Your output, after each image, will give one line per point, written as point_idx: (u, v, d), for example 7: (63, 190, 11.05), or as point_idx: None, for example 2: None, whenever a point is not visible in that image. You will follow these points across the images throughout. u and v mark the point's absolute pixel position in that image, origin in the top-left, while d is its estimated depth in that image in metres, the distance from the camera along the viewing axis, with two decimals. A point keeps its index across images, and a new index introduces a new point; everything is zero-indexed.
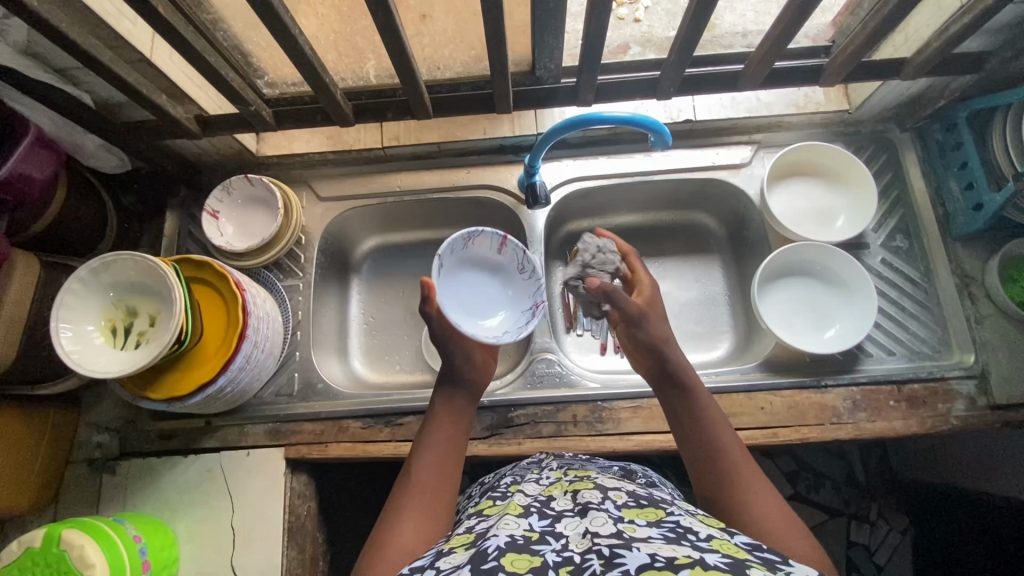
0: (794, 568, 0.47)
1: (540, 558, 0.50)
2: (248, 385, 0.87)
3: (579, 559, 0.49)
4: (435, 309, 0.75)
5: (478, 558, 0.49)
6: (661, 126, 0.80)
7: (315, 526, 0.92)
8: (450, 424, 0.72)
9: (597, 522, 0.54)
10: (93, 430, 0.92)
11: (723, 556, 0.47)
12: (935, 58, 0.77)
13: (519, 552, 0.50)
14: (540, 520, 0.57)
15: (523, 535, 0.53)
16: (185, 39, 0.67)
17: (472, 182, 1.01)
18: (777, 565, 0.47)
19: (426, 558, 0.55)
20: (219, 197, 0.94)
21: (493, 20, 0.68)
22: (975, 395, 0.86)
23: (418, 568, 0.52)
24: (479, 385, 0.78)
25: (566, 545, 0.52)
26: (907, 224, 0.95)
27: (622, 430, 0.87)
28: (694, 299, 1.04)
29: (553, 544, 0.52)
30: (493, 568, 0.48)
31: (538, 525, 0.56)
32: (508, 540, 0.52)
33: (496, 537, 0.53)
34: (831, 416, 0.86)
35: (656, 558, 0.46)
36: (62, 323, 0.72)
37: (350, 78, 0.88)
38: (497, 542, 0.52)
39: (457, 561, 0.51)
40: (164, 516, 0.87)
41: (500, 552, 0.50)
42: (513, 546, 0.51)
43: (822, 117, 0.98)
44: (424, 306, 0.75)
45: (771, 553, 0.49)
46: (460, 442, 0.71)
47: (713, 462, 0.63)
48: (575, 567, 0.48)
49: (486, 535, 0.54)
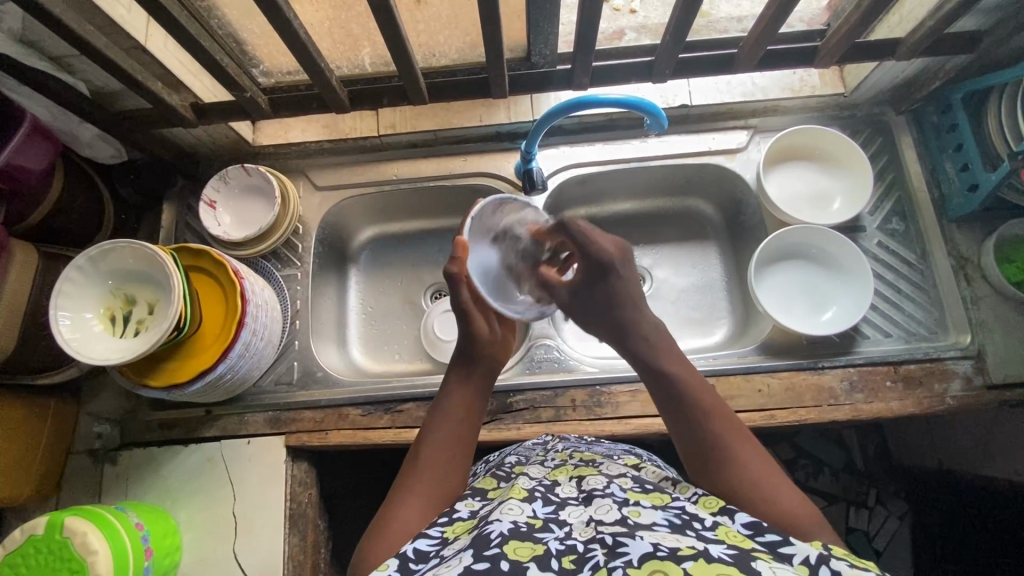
0: (794, 550, 0.48)
1: (543, 547, 0.50)
2: (248, 374, 0.87)
3: (582, 548, 0.49)
4: (460, 270, 0.70)
5: (481, 543, 0.50)
6: (657, 110, 0.80)
7: (316, 513, 0.93)
8: (462, 407, 0.69)
9: (602, 510, 0.54)
10: (92, 421, 0.92)
11: (727, 547, 0.47)
12: (929, 37, 0.77)
13: (522, 540, 0.50)
14: (544, 505, 0.57)
15: (526, 522, 0.53)
16: (180, 25, 0.67)
17: (469, 170, 1.01)
18: (779, 553, 0.48)
19: (431, 541, 0.55)
20: (217, 187, 0.95)
21: (488, 3, 0.68)
22: (971, 374, 0.86)
23: (423, 553, 0.53)
24: (497, 364, 0.75)
25: (569, 533, 0.52)
26: (903, 206, 0.95)
27: (620, 413, 0.87)
28: (691, 285, 1.05)
29: (557, 531, 0.52)
30: (495, 556, 0.48)
31: (542, 511, 0.56)
32: (512, 526, 0.52)
33: (499, 522, 0.53)
34: (828, 398, 0.86)
35: (659, 547, 0.46)
36: (62, 310, 0.72)
37: (346, 66, 0.88)
38: (499, 526, 0.52)
39: (460, 546, 0.52)
40: (165, 505, 0.87)
41: (501, 538, 0.50)
42: (516, 533, 0.51)
43: (818, 101, 0.98)
44: (450, 267, 0.70)
45: (773, 536, 0.50)
46: (471, 426, 0.69)
47: (698, 436, 0.62)
48: (578, 556, 0.49)
49: (488, 517, 0.55)
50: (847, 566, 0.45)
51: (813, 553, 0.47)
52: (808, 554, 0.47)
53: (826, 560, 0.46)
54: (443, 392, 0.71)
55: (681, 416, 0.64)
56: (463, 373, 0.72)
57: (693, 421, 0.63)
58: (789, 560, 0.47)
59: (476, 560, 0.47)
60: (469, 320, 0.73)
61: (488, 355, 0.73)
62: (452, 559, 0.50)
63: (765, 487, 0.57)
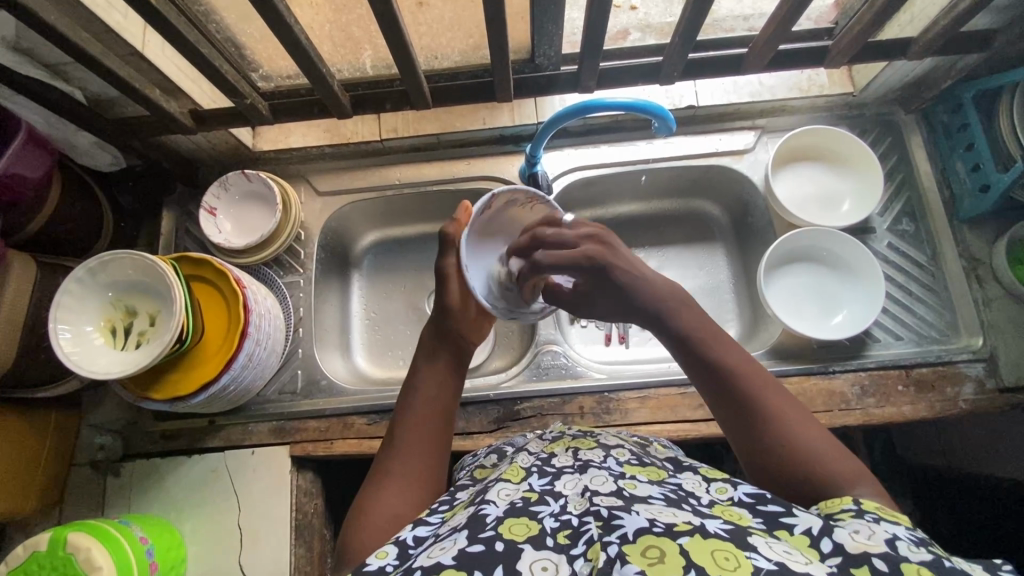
0: (796, 520, 0.47)
1: (539, 524, 0.49)
2: (251, 384, 0.86)
3: (577, 523, 0.48)
4: (454, 229, 0.76)
5: (476, 525, 0.49)
6: (665, 113, 0.79)
7: (321, 523, 0.91)
8: (436, 384, 0.68)
9: (597, 481, 0.53)
10: (94, 432, 0.91)
11: (724, 523, 0.46)
12: (943, 36, 0.76)
13: (518, 517, 0.50)
14: (540, 478, 0.56)
15: (522, 497, 0.52)
16: (178, 32, 0.65)
17: (472, 174, 1.00)
18: (781, 523, 0.47)
19: (430, 527, 0.54)
20: (216, 194, 0.93)
21: (493, 7, 0.66)
22: (983, 377, 0.85)
23: (421, 538, 0.52)
24: (469, 344, 0.74)
25: (565, 507, 0.51)
26: (912, 206, 0.94)
27: (629, 420, 0.86)
28: (698, 288, 1.03)
29: (552, 505, 0.51)
30: (490, 538, 0.47)
31: (539, 485, 0.55)
32: (508, 505, 0.51)
33: (495, 503, 0.52)
34: (840, 403, 0.85)
35: (655, 523, 0.45)
36: (61, 323, 0.71)
37: (346, 69, 0.86)
38: (493, 507, 0.51)
39: (457, 524, 0.51)
40: (170, 517, 0.86)
41: (497, 520, 0.49)
42: (512, 511, 0.50)
43: (827, 101, 0.96)
44: (446, 228, 0.77)
45: (774, 507, 0.48)
46: (448, 404, 0.68)
47: (739, 412, 0.58)
48: (573, 532, 0.48)
49: (485, 497, 0.54)
50: (854, 539, 0.44)
51: (815, 525, 0.46)
52: (810, 525, 0.46)
53: (828, 532, 0.45)
54: (415, 375, 0.69)
55: (717, 392, 0.60)
56: (437, 349, 0.71)
57: (732, 397, 0.59)
58: (787, 529, 0.46)
59: (471, 542, 0.46)
60: (447, 283, 0.75)
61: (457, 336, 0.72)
62: (447, 539, 0.49)
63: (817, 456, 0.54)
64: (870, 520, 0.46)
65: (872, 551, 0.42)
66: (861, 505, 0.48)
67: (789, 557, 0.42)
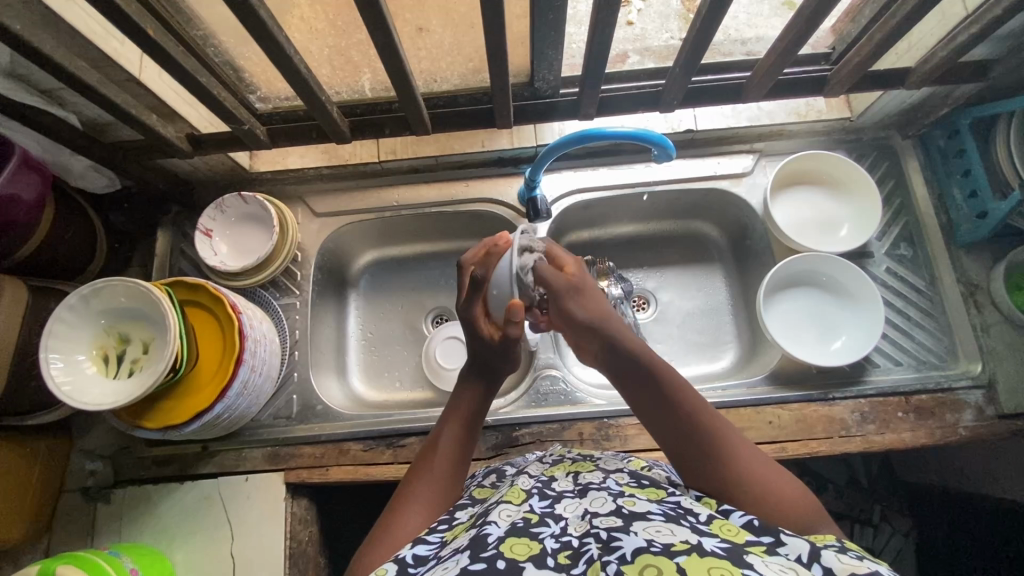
0: (787, 549, 0.46)
1: (539, 544, 0.48)
2: (245, 411, 0.84)
3: (578, 544, 0.47)
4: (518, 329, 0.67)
5: (477, 545, 0.47)
6: (664, 140, 0.79)
7: (316, 552, 0.90)
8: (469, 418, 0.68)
9: (597, 503, 0.52)
10: (85, 457, 0.89)
11: (721, 541, 0.45)
12: (942, 67, 0.76)
13: (519, 536, 0.48)
14: (540, 500, 0.55)
15: (522, 518, 0.51)
16: (177, 61, 0.65)
17: (471, 196, 0.99)
18: (772, 548, 0.45)
19: (429, 545, 0.53)
20: (213, 215, 0.92)
21: (493, 37, 0.66)
22: (983, 404, 0.85)
23: (422, 556, 0.51)
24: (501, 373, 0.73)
25: (565, 529, 0.50)
26: (911, 232, 0.94)
27: (628, 446, 0.86)
28: (697, 310, 1.03)
29: (553, 526, 0.50)
30: (492, 556, 0.46)
31: (539, 506, 0.53)
32: (508, 525, 0.50)
33: (494, 523, 0.50)
34: (840, 429, 0.85)
35: (652, 542, 0.44)
36: (51, 353, 0.69)
37: (345, 92, 0.85)
38: (495, 527, 0.50)
39: (459, 545, 0.49)
40: (162, 546, 0.84)
41: (499, 538, 0.48)
42: (512, 531, 0.49)
43: (824, 126, 0.97)
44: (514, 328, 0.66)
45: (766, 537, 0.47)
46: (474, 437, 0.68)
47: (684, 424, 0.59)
48: (573, 552, 0.46)
49: (486, 517, 0.52)
50: (840, 561, 0.43)
51: (804, 551, 0.45)
52: (799, 551, 0.45)
53: (818, 557, 0.44)
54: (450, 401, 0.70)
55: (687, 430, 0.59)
56: (469, 382, 0.70)
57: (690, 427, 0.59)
58: (782, 555, 0.44)
59: (473, 560, 0.45)
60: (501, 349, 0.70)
61: (500, 369, 0.72)
62: (448, 560, 0.47)
63: (758, 466, 0.56)
64: (848, 554, 0.45)
65: (859, 571, 0.41)
66: (842, 543, 0.47)
67: (784, 574, 0.41)
